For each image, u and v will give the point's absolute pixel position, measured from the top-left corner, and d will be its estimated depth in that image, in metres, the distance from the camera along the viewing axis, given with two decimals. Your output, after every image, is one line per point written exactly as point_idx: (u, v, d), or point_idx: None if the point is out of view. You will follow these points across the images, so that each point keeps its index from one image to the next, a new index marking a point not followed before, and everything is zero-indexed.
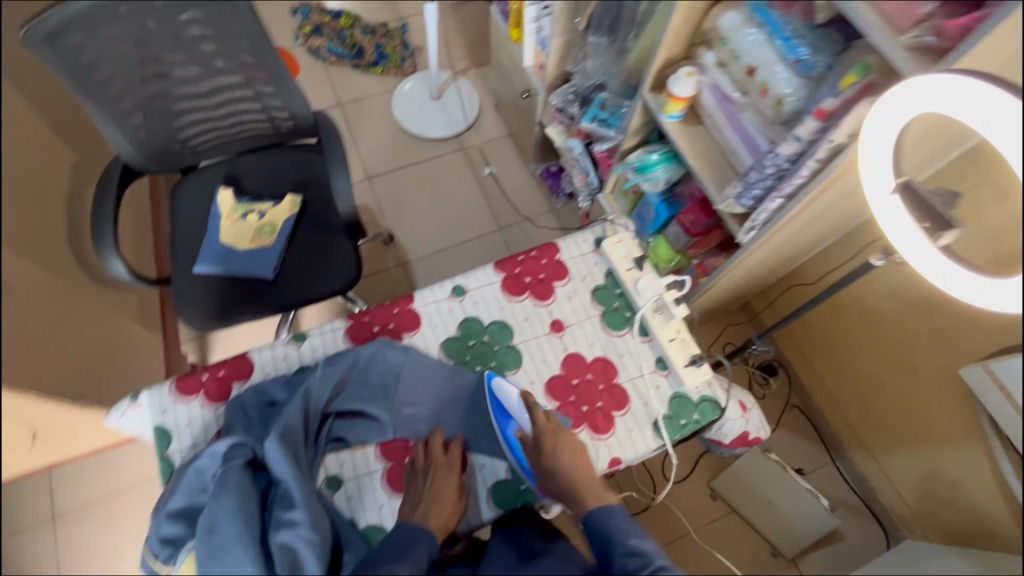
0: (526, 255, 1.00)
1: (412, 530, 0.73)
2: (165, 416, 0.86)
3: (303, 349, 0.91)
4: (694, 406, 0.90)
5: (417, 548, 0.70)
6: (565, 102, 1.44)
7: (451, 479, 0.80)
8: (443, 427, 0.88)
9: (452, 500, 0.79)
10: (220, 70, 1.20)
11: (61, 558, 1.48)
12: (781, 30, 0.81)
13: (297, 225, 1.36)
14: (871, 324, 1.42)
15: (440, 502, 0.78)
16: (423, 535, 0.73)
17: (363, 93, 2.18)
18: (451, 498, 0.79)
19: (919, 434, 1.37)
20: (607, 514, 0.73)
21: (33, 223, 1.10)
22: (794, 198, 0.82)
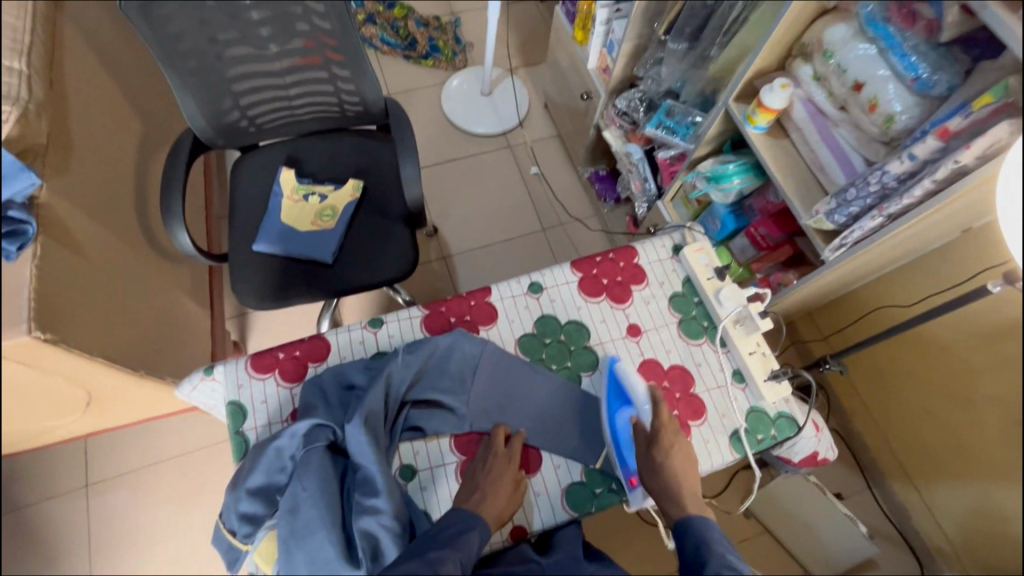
0: (603, 256, 0.99)
1: (465, 517, 0.72)
2: (240, 392, 0.85)
3: (380, 334, 0.90)
4: (771, 422, 0.89)
5: (469, 537, 0.69)
6: (630, 107, 1.46)
7: (509, 473, 0.78)
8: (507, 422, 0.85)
9: (509, 491, 0.77)
10: (273, 56, 1.20)
11: (93, 527, 1.47)
12: (898, 46, 0.78)
13: (357, 211, 1.36)
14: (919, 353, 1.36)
15: (501, 498, 0.76)
16: (475, 524, 0.71)
17: (413, 85, 2.18)
18: (509, 490, 0.77)
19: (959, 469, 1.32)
20: (706, 525, 0.71)
21: (102, 189, 1.10)
22: (896, 219, 0.81)
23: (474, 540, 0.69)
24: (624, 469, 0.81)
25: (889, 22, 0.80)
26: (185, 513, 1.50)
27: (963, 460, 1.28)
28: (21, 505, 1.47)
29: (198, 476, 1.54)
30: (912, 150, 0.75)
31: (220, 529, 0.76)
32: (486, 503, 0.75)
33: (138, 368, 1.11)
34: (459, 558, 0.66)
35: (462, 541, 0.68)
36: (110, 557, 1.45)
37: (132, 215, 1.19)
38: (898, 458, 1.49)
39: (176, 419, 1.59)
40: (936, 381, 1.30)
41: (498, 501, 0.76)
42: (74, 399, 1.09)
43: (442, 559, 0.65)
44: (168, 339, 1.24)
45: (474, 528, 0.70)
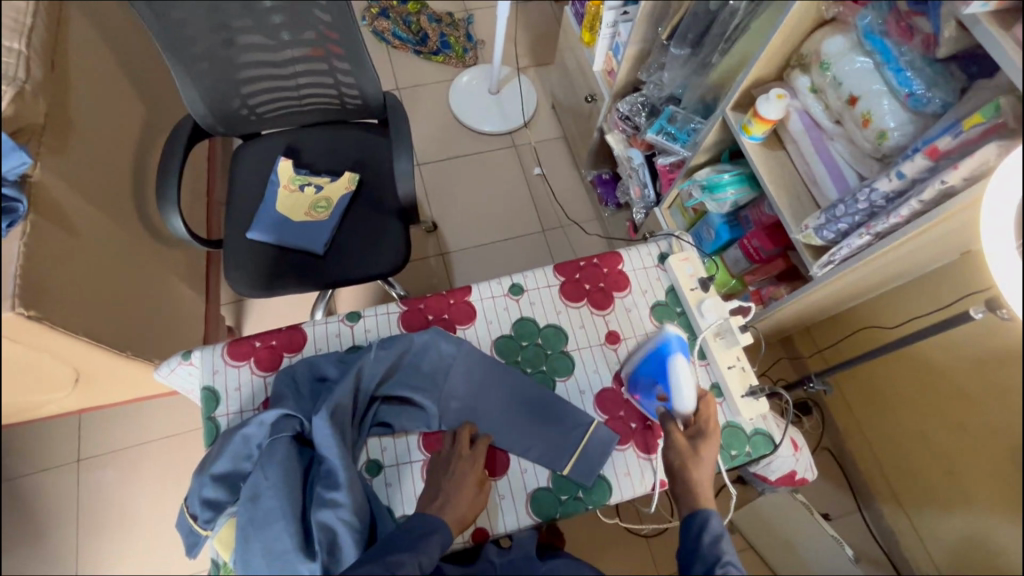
0: (587, 261, 0.98)
1: (426, 518, 0.72)
2: (215, 378, 0.86)
3: (356, 329, 0.90)
4: (747, 438, 0.87)
5: (430, 541, 0.69)
6: (632, 111, 1.44)
7: (472, 473, 0.78)
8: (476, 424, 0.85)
9: (472, 493, 0.77)
10: (286, 43, 1.20)
11: (81, 500, 1.50)
12: (893, 60, 0.76)
13: (352, 204, 1.36)
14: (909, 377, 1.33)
15: (466, 501, 0.76)
16: (437, 525, 0.71)
17: (422, 80, 2.18)
18: (474, 494, 0.77)
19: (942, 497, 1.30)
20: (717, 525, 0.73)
21: (100, 171, 1.12)
22: (883, 238, 0.79)
23: (434, 540, 0.70)
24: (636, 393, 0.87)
25: (886, 35, 0.77)
26: (171, 494, 1.53)
27: (953, 485, 1.24)
28: (12, 476, 1.51)
29: (185, 458, 1.56)
30: (901, 169, 0.73)
31: (183, 513, 0.76)
32: (450, 504, 0.75)
33: (126, 349, 1.12)
34: (419, 561, 0.66)
35: (421, 540, 0.69)
36: (95, 533, 1.48)
37: (130, 198, 1.21)
38: (890, 482, 1.47)
39: (169, 400, 1.61)
40: (928, 405, 1.26)
41: (462, 503, 0.75)
42: (62, 376, 1.11)
43: (402, 562, 0.65)
44: (160, 320, 1.26)
45: (437, 530, 0.71)
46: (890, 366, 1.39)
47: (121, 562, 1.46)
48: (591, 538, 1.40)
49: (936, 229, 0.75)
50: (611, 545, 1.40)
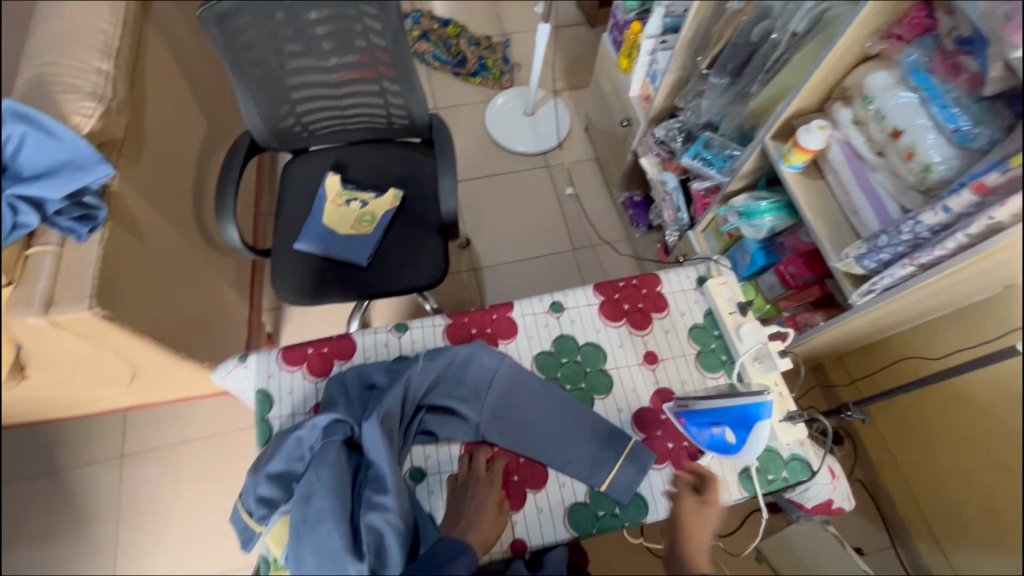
0: (627, 282, 1.00)
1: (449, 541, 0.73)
2: (269, 381, 0.90)
3: (403, 339, 0.94)
4: (784, 463, 0.88)
5: (458, 562, 0.70)
6: (669, 136, 1.49)
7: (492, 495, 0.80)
8: (509, 444, 0.87)
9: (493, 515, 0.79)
10: (332, 68, 1.28)
11: (122, 494, 1.56)
12: (939, 97, 0.78)
13: (394, 219, 1.42)
14: (941, 410, 1.32)
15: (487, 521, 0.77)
16: (462, 547, 0.72)
17: (459, 101, 2.26)
18: (493, 515, 0.79)
19: (976, 531, 1.27)
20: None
21: (167, 182, 1.19)
22: (928, 270, 0.79)
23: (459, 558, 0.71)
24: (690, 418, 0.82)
25: (933, 72, 0.80)
26: (208, 493, 1.58)
27: (993, 522, 1.21)
28: (61, 468, 1.58)
29: (220, 458, 1.62)
30: (947, 202, 0.75)
31: (238, 509, 0.81)
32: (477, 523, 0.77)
33: (181, 351, 1.19)
34: None
35: (450, 561, 0.70)
36: (133, 527, 1.53)
37: (190, 208, 1.28)
38: (925, 518, 1.45)
39: (209, 401, 1.68)
40: (972, 440, 1.23)
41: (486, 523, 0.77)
42: (120, 374, 1.18)
43: None
44: (209, 325, 1.32)
45: (463, 552, 0.72)
46: (929, 398, 1.36)
47: (158, 556, 1.51)
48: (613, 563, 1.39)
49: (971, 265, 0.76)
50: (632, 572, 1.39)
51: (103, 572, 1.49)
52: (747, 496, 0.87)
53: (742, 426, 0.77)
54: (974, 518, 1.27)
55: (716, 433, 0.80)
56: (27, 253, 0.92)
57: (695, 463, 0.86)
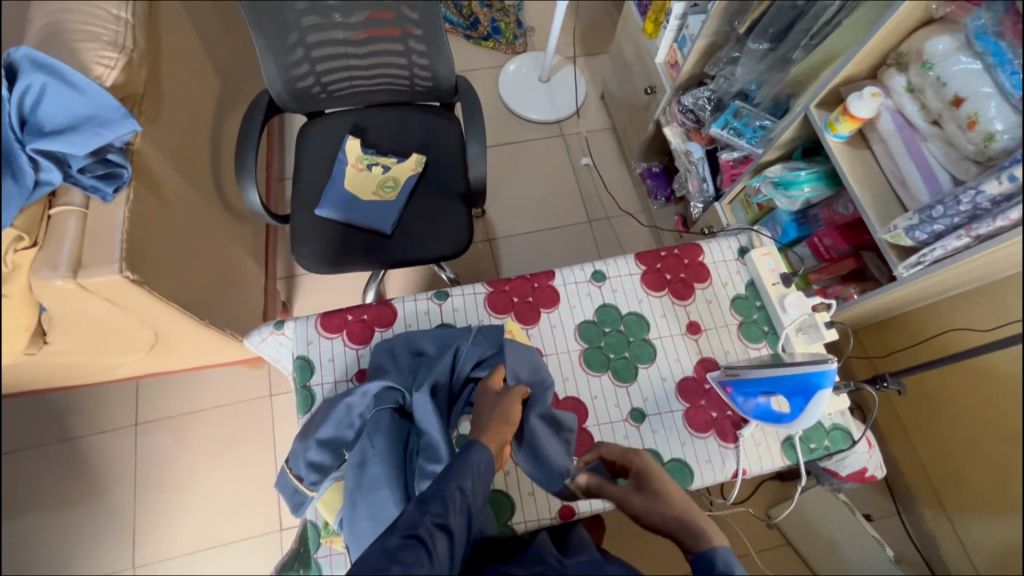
0: (668, 252, 0.99)
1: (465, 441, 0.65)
2: (308, 348, 0.88)
3: (444, 307, 0.92)
4: (826, 433, 0.88)
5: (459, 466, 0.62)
6: (697, 105, 1.46)
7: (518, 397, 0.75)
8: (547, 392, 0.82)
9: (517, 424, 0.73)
10: (332, 25, 1.21)
11: (139, 462, 1.55)
12: (1007, 63, 0.76)
13: (417, 185, 1.38)
14: (948, 386, 1.34)
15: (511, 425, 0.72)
16: (479, 448, 0.64)
17: (472, 66, 2.19)
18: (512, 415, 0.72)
19: (982, 498, 1.32)
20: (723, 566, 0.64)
21: (185, 142, 1.14)
22: (985, 241, 0.79)
23: (472, 465, 0.62)
24: (739, 390, 0.83)
25: (1001, 38, 0.77)
26: (226, 462, 1.57)
27: (999, 486, 1.24)
28: (74, 437, 1.56)
29: (237, 427, 1.61)
30: (1012, 171, 0.73)
31: (286, 475, 0.80)
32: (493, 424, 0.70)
33: (204, 318, 1.15)
34: (450, 494, 0.59)
35: (466, 465, 0.62)
36: (152, 494, 1.53)
37: (207, 170, 1.23)
38: (932, 485, 1.50)
39: (224, 371, 1.65)
40: (983, 413, 1.25)
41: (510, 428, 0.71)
42: (142, 341, 1.15)
43: (431, 498, 0.58)
44: (230, 292, 1.29)
45: (473, 452, 0.63)
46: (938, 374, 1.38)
47: (178, 524, 1.51)
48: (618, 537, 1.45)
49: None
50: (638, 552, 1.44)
51: (123, 539, 1.49)
52: (789, 465, 0.87)
53: (801, 393, 0.76)
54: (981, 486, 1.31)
55: (769, 397, 0.80)
56: (49, 213, 0.87)
57: (739, 432, 0.86)
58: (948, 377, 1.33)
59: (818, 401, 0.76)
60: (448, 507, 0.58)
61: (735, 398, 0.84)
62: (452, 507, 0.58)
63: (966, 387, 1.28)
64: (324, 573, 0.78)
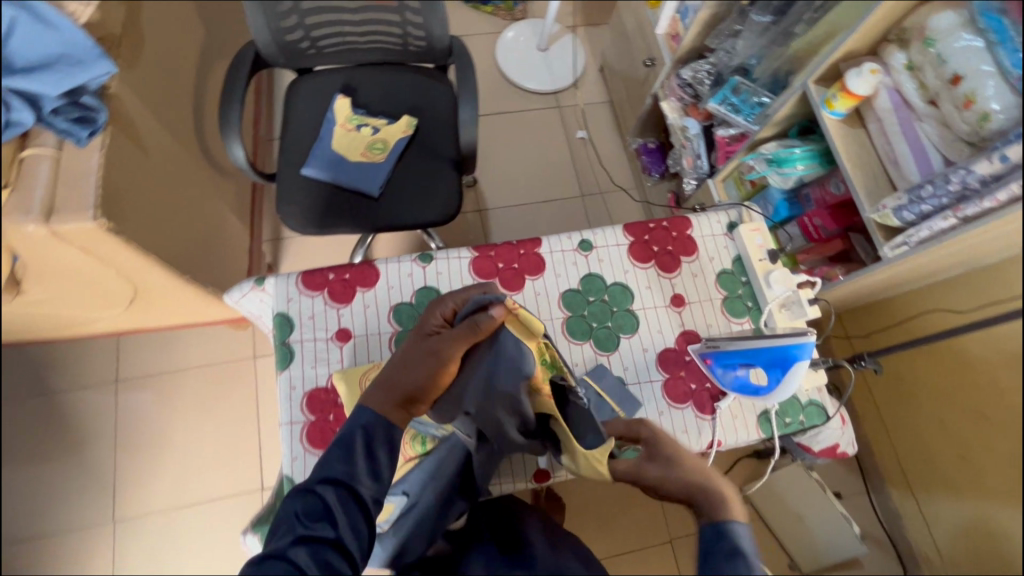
0: (657, 224, 0.98)
1: (353, 415, 0.67)
2: (288, 305, 0.87)
3: (428, 270, 0.91)
4: (801, 408, 0.89)
5: (348, 456, 0.63)
6: (696, 79, 1.43)
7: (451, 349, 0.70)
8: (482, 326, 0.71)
9: (454, 370, 0.71)
10: None
11: (120, 418, 1.55)
12: (1009, 40, 0.75)
13: (407, 148, 1.35)
14: (923, 370, 1.36)
15: (415, 380, 0.69)
16: (357, 420, 0.66)
17: (470, 31, 2.12)
18: (431, 378, 0.69)
19: (950, 482, 1.35)
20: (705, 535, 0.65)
21: (166, 91, 1.10)
22: (971, 223, 0.78)
23: (360, 448, 0.64)
24: (716, 364, 0.83)
25: (1005, 14, 0.76)
26: (208, 421, 1.57)
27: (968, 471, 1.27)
28: (53, 391, 1.55)
29: (221, 386, 1.61)
30: (1005, 152, 0.73)
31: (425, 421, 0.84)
32: (394, 378, 0.69)
33: (183, 273, 1.14)
34: (330, 499, 0.60)
35: (353, 455, 0.64)
36: (134, 450, 1.53)
37: (189, 121, 1.20)
38: (902, 468, 1.53)
39: (207, 330, 1.64)
40: (953, 398, 1.27)
41: (432, 383, 0.70)
42: (122, 294, 1.13)
43: (315, 501, 0.60)
44: (211, 248, 1.26)
45: (351, 424, 0.66)
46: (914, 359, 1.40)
47: (160, 481, 1.52)
48: (587, 508, 1.48)
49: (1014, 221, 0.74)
50: (606, 520, 1.48)
51: (103, 494, 1.49)
52: (763, 438, 0.88)
53: (777, 367, 0.77)
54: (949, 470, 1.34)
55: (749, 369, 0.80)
56: (21, 155, 0.84)
57: (717, 404, 0.87)
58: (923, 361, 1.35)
59: (794, 372, 0.76)
60: (329, 516, 0.59)
61: (713, 370, 0.84)
62: (328, 516, 0.59)
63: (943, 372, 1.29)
64: None
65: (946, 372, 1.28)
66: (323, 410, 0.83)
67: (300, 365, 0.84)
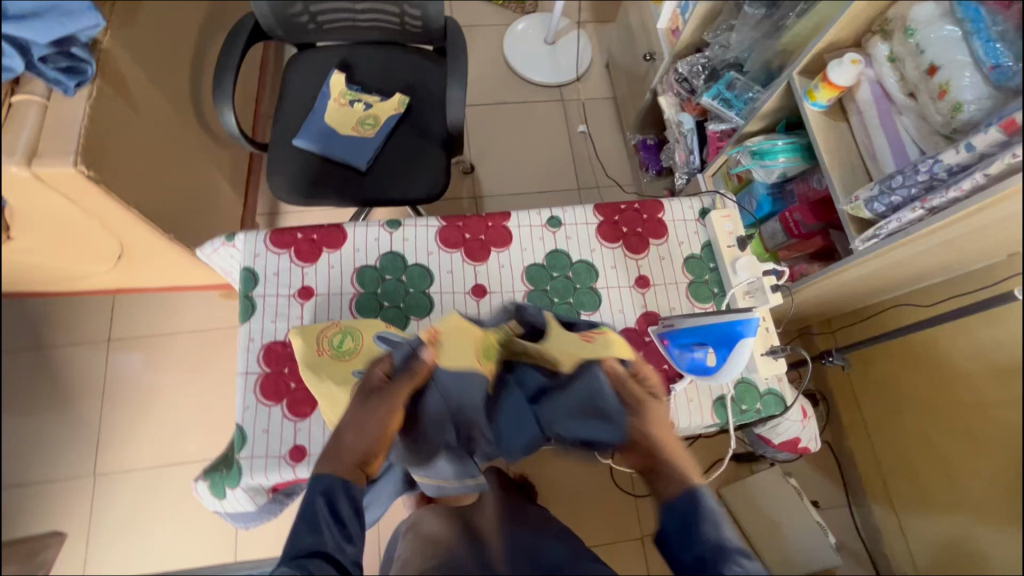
0: (628, 206, 0.98)
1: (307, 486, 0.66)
2: (255, 261, 0.89)
3: (395, 236, 0.92)
4: (759, 396, 0.88)
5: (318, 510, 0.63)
6: (691, 73, 1.41)
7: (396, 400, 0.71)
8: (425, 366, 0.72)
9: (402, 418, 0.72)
10: None
11: (108, 375, 1.59)
12: (984, 30, 0.74)
13: (398, 125, 1.37)
14: (901, 378, 1.33)
15: (373, 440, 0.69)
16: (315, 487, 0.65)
17: (479, 21, 2.14)
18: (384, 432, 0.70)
19: (925, 493, 1.32)
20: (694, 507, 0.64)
21: (161, 54, 1.14)
22: (938, 213, 0.77)
23: (325, 513, 0.63)
24: (671, 345, 0.82)
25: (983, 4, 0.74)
26: (192, 385, 1.60)
27: (943, 485, 1.24)
28: (47, 345, 1.59)
29: (208, 352, 1.64)
30: (971, 141, 0.71)
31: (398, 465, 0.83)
32: (346, 442, 0.69)
33: (167, 232, 1.17)
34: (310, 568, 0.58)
35: (319, 523, 0.62)
36: (118, 407, 1.57)
37: (184, 86, 1.23)
38: (884, 481, 1.48)
39: (199, 297, 1.68)
40: (928, 408, 1.24)
41: (384, 432, 0.70)
42: (109, 249, 1.17)
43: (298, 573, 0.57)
44: (200, 211, 1.30)
45: (312, 495, 0.65)
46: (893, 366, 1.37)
47: (141, 440, 1.55)
48: (568, 499, 1.47)
49: (978, 214, 0.73)
50: (586, 514, 1.47)
51: (85, 448, 1.53)
52: (717, 424, 0.87)
53: (724, 345, 0.77)
54: (926, 483, 1.30)
55: (702, 346, 0.79)
56: (11, 99, 0.87)
57: (672, 387, 0.86)
58: (903, 369, 1.32)
59: (741, 348, 0.76)
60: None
61: (669, 352, 0.82)
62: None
63: (920, 379, 1.25)
64: (243, 475, 0.79)
65: (923, 381, 1.25)
66: (279, 362, 0.84)
67: (261, 318, 0.86)
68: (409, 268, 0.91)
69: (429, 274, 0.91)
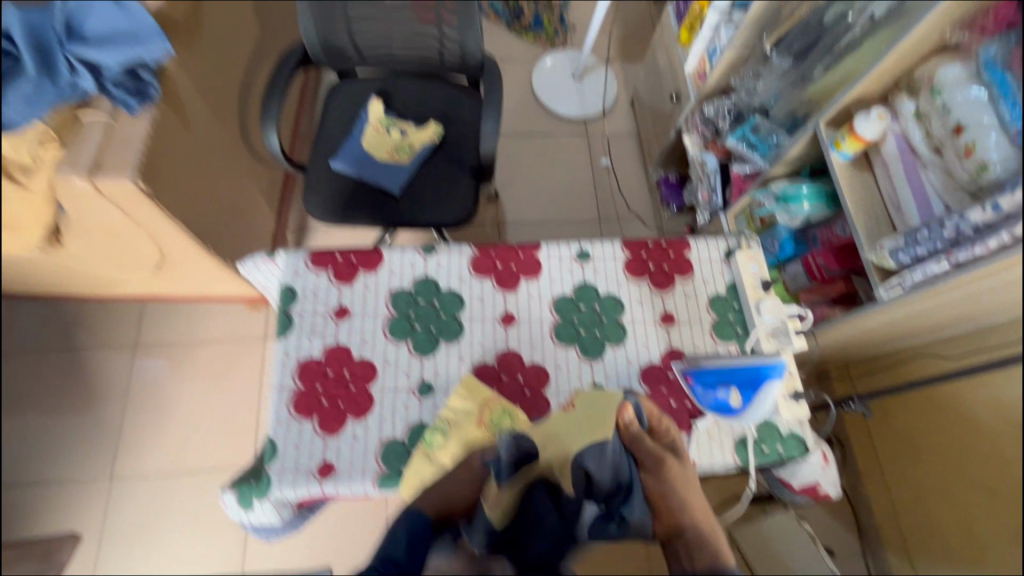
0: (655, 243, 1.01)
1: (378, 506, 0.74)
2: (295, 279, 0.92)
3: (429, 261, 0.95)
4: (781, 438, 0.89)
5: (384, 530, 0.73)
6: (716, 115, 1.45)
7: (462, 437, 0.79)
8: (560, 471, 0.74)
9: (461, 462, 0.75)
10: None
11: (132, 379, 1.63)
12: (1010, 95, 0.77)
13: (431, 153, 1.42)
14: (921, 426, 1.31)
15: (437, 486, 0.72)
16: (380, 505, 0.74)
17: (509, 56, 2.23)
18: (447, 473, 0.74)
19: (940, 545, 1.29)
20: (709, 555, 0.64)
21: (215, 77, 1.20)
22: (963, 268, 0.78)
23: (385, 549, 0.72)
24: (701, 392, 0.81)
25: (1009, 70, 0.78)
26: (212, 394, 1.63)
27: (961, 539, 1.21)
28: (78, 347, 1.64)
29: (230, 361, 1.67)
30: (997, 200, 0.74)
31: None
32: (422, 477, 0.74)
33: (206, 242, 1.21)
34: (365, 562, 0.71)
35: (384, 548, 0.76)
36: (140, 411, 1.60)
37: (232, 106, 1.29)
38: (900, 530, 1.46)
39: (225, 308, 1.72)
40: (946, 459, 1.23)
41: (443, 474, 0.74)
42: (150, 257, 1.21)
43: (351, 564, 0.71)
44: (237, 226, 1.34)
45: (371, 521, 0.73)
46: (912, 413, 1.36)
47: (159, 446, 1.57)
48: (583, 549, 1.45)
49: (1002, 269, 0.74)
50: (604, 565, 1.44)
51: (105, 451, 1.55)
52: (738, 464, 0.88)
53: (750, 387, 0.79)
54: (941, 533, 1.28)
55: (731, 394, 0.80)
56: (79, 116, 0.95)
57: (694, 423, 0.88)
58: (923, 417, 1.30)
59: (765, 394, 0.79)
60: None
61: (699, 400, 0.82)
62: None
63: (938, 428, 1.25)
64: (272, 488, 0.80)
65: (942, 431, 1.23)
66: (312, 379, 0.87)
67: (297, 334, 0.89)
68: (441, 293, 0.94)
69: (460, 300, 0.94)
